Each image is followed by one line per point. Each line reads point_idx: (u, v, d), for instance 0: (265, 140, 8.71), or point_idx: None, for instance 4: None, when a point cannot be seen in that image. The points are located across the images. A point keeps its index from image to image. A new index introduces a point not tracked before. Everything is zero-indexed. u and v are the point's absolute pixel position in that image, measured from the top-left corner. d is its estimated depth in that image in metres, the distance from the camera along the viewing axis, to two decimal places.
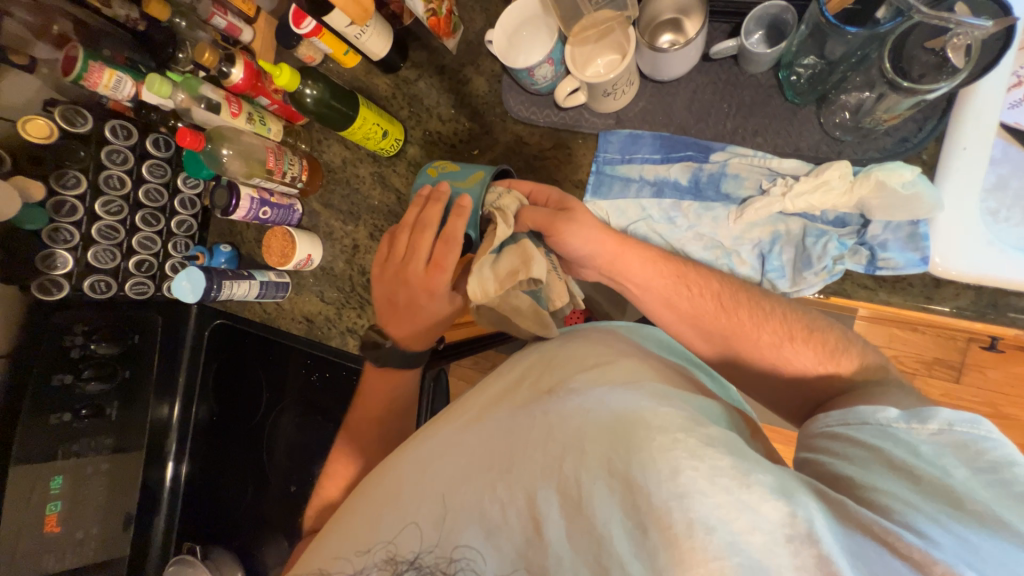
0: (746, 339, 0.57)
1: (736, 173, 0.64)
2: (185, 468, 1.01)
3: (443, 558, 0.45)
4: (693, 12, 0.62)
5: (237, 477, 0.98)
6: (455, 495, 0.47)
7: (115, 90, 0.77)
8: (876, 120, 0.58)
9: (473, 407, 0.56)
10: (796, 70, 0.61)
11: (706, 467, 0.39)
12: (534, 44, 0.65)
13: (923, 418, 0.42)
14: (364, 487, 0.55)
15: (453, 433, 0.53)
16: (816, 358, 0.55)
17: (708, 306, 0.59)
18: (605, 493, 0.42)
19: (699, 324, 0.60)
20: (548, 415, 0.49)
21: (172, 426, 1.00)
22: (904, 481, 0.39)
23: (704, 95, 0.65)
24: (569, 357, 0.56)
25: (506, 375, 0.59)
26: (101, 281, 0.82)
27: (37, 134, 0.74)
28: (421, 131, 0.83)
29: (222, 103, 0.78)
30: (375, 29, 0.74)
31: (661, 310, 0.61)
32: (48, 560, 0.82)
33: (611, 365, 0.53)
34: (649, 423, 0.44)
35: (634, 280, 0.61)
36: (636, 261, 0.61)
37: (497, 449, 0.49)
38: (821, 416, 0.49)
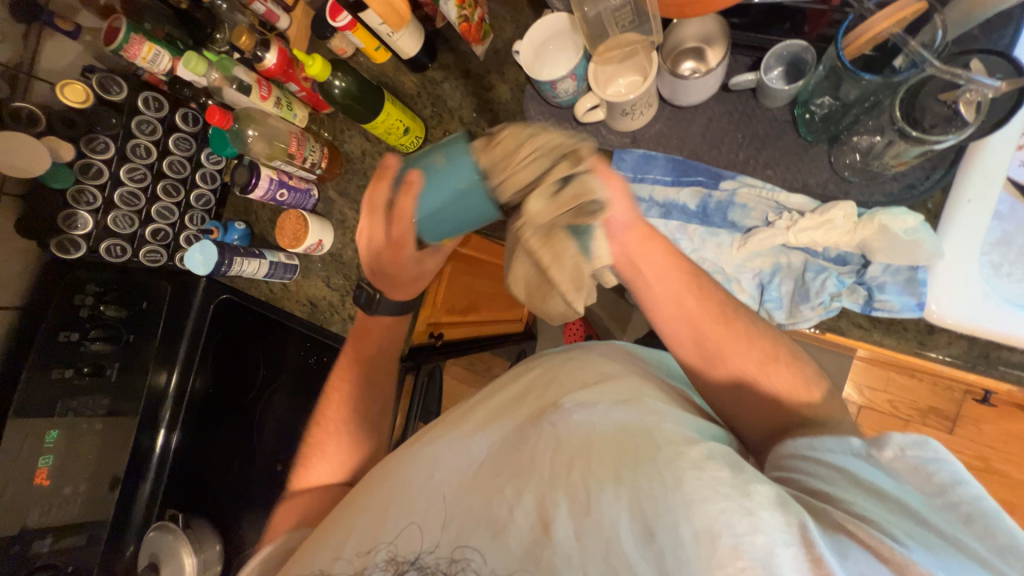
0: (734, 350, 0.56)
1: (743, 203, 0.65)
2: (175, 437, 1.03)
3: (444, 559, 0.44)
4: (716, 42, 0.62)
5: (224, 450, 1.02)
6: (463, 500, 0.47)
7: (152, 64, 0.80)
8: (884, 164, 0.59)
9: (475, 415, 0.56)
10: (811, 108, 0.61)
11: (708, 477, 0.40)
12: (559, 59, 0.67)
13: (880, 445, 0.43)
14: (365, 484, 0.55)
15: (459, 440, 0.53)
16: (789, 381, 0.55)
17: (711, 310, 0.57)
18: (613, 498, 0.42)
19: (699, 336, 0.58)
20: (557, 425, 0.49)
21: (168, 395, 1.02)
22: (872, 498, 0.41)
23: (719, 124, 0.66)
24: (571, 371, 0.56)
25: (512, 386, 0.59)
26: (117, 245, 0.85)
27: (74, 99, 0.77)
28: (442, 130, 0.86)
29: (252, 86, 0.80)
30: (407, 30, 0.78)
31: (667, 301, 0.59)
32: (34, 512, 0.84)
33: (618, 381, 0.54)
34: (653, 437, 0.45)
35: (648, 272, 0.59)
36: (654, 267, 0.59)
37: (504, 455, 0.49)
38: (788, 441, 0.49)
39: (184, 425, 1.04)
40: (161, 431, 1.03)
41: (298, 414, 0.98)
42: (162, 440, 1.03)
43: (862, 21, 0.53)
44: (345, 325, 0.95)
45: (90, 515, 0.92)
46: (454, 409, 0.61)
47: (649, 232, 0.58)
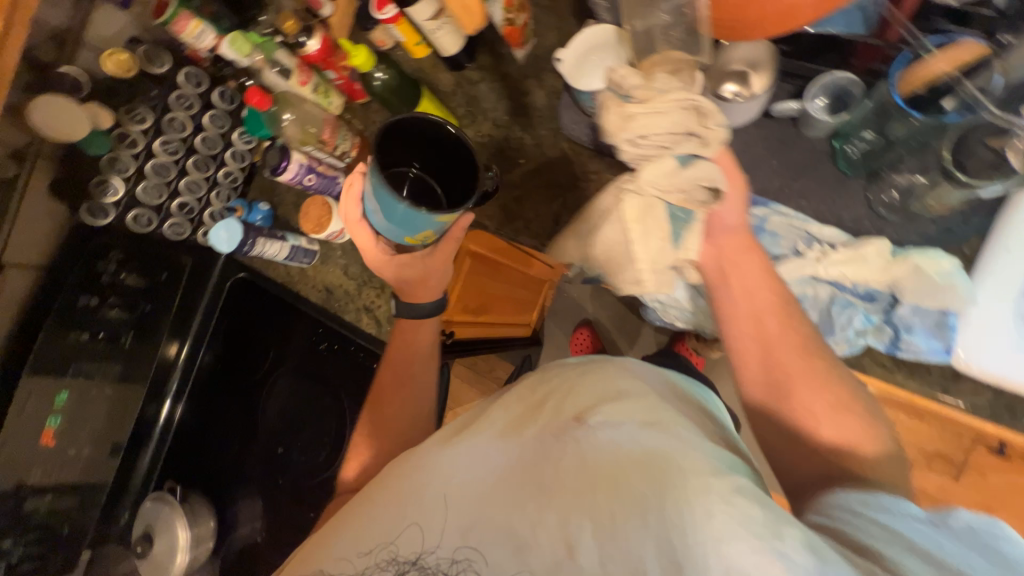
0: (807, 385, 0.53)
1: (773, 231, 0.64)
2: (180, 408, 1.04)
3: (445, 560, 0.45)
4: (763, 68, 0.60)
5: (226, 425, 1.03)
6: (483, 512, 0.46)
7: (197, 40, 0.80)
8: (924, 205, 0.60)
9: (492, 421, 0.52)
10: (852, 141, 0.61)
11: (738, 514, 0.40)
12: (599, 69, 0.67)
13: (945, 517, 0.41)
14: (381, 480, 0.53)
15: (477, 446, 0.50)
16: (857, 432, 0.50)
17: (793, 339, 0.55)
18: (639, 526, 0.41)
19: (771, 361, 0.55)
20: (581, 443, 0.47)
21: (177, 365, 1.03)
22: (926, 564, 0.37)
23: (756, 149, 0.65)
24: (597, 382, 0.52)
25: (527, 390, 0.55)
26: (144, 215, 0.86)
27: (118, 69, 0.78)
28: (474, 131, 0.87)
29: (293, 71, 0.81)
30: (451, 27, 0.78)
31: (751, 318, 0.56)
32: (36, 472, 0.83)
33: (645, 398, 0.50)
34: (683, 465, 0.43)
35: (739, 284, 0.57)
36: (746, 281, 0.57)
37: (524, 468, 0.48)
38: (839, 492, 0.46)
39: (190, 397, 1.04)
40: (167, 402, 1.03)
41: (304, 397, 1.00)
42: (167, 409, 1.03)
43: (919, 59, 0.52)
44: (358, 315, 1.02)
45: (88, 480, 0.91)
46: (466, 409, 0.58)
47: (752, 242, 0.57)
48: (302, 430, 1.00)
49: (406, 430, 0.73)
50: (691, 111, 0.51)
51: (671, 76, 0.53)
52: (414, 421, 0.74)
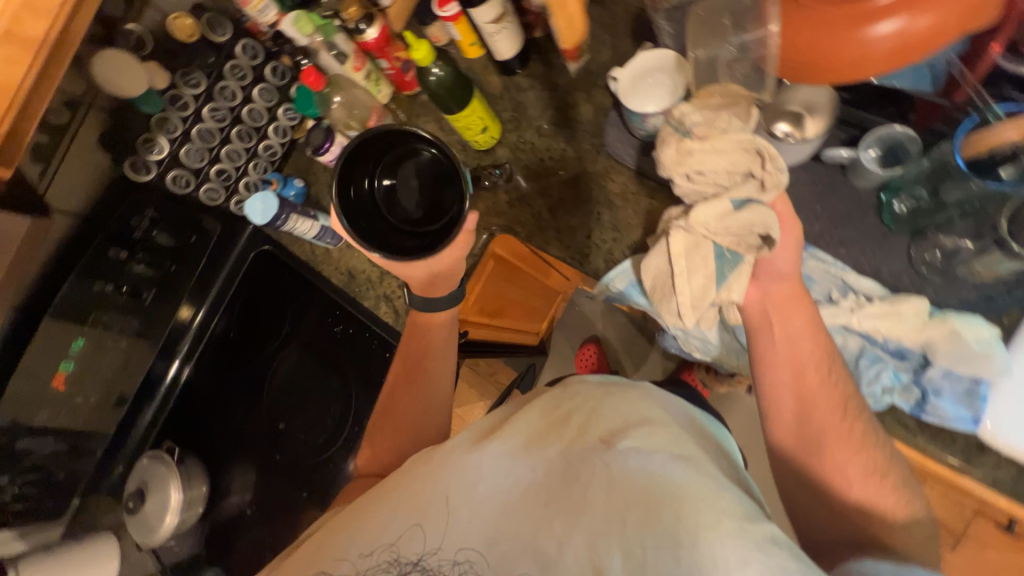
0: (840, 442, 0.55)
1: (809, 275, 0.64)
2: (186, 370, 1.02)
3: (445, 561, 0.46)
4: (820, 112, 0.60)
5: (229, 393, 1.04)
6: (507, 525, 0.46)
7: (260, 13, 0.81)
8: (971, 271, 0.59)
9: (514, 434, 0.51)
10: (901, 197, 0.62)
11: (773, 564, 0.39)
12: (655, 92, 0.66)
13: None
14: (401, 474, 0.54)
15: (500, 457, 0.50)
16: (880, 490, 0.53)
17: (830, 396, 0.56)
18: (669, 561, 0.40)
19: (804, 412, 0.57)
20: (609, 467, 0.46)
21: (191, 330, 1.02)
22: None
23: (801, 192, 0.65)
24: (623, 408, 0.51)
25: (553, 404, 0.54)
26: (182, 176, 0.88)
27: (180, 32, 0.81)
28: (516, 136, 0.87)
29: (349, 56, 0.85)
30: (509, 32, 0.79)
31: (788, 370, 0.58)
32: (43, 413, 0.84)
33: (674, 430, 0.50)
34: (716, 504, 0.42)
35: (781, 334, 0.59)
36: (790, 330, 0.58)
37: (550, 485, 0.47)
38: (871, 559, 0.45)
39: (199, 359, 1.03)
40: (176, 361, 1.02)
41: (312, 376, 1.01)
42: (173, 371, 1.02)
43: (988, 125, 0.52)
44: (377, 302, 1.00)
45: (89, 428, 0.92)
46: (489, 415, 0.58)
47: (800, 291, 0.58)
48: (306, 408, 1.01)
49: (414, 423, 0.73)
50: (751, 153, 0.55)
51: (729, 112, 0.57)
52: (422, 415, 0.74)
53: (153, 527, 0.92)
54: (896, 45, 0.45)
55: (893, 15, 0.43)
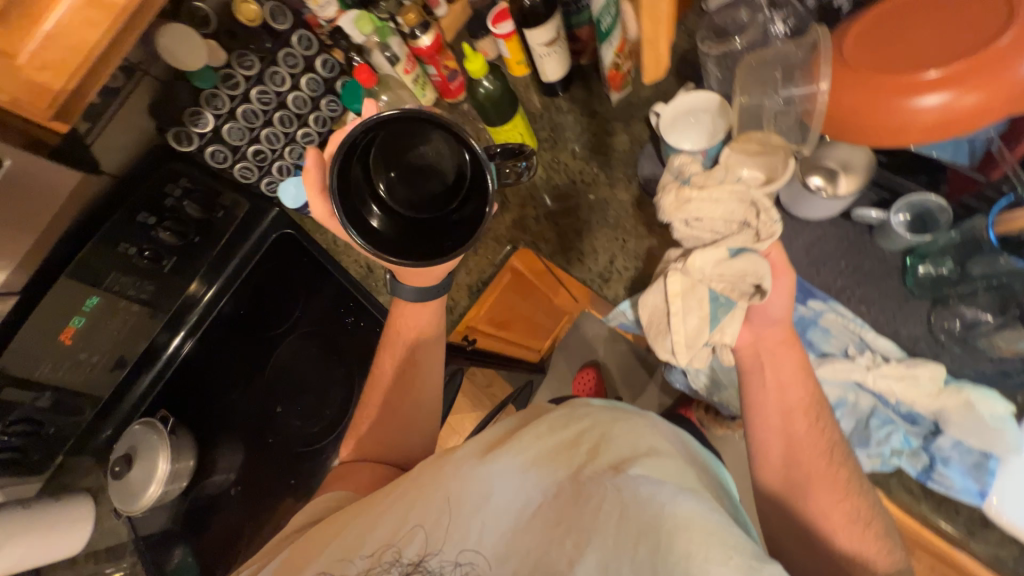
0: (824, 490, 0.54)
1: (826, 327, 0.65)
2: (186, 345, 0.98)
3: (449, 562, 0.46)
4: (854, 172, 0.62)
5: (226, 371, 1.02)
6: (517, 540, 0.46)
7: (321, 8, 0.86)
8: (993, 345, 0.60)
9: (523, 449, 0.52)
10: (925, 263, 0.63)
11: None
12: (693, 131, 0.68)
13: None
14: (412, 478, 0.54)
15: (510, 471, 0.50)
16: (864, 542, 0.52)
17: (818, 445, 0.56)
18: None
19: (792, 458, 0.56)
20: (621, 491, 0.46)
21: (199, 307, 0.99)
22: None
23: (826, 246, 0.66)
24: (632, 436, 0.52)
25: (562, 424, 0.54)
26: (221, 152, 0.88)
27: (245, 17, 0.85)
28: (551, 156, 0.89)
29: (401, 59, 0.87)
30: (558, 55, 0.81)
31: (778, 414, 0.58)
32: (45, 366, 0.84)
33: (680, 465, 0.50)
34: (727, 540, 0.42)
35: (773, 376, 0.59)
36: (785, 372, 0.58)
37: (559, 504, 0.47)
38: None
39: (203, 336, 0.99)
40: (179, 335, 0.98)
41: (318, 364, 1.02)
42: (172, 345, 0.97)
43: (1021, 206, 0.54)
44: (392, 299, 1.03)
45: (88, 386, 0.91)
46: (498, 428, 0.59)
47: (792, 336, 0.58)
48: (306, 394, 1.02)
49: (413, 420, 0.74)
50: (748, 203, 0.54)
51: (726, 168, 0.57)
52: (422, 414, 0.75)
53: (134, 495, 0.90)
54: (937, 117, 0.46)
55: (938, 89, 0.45)
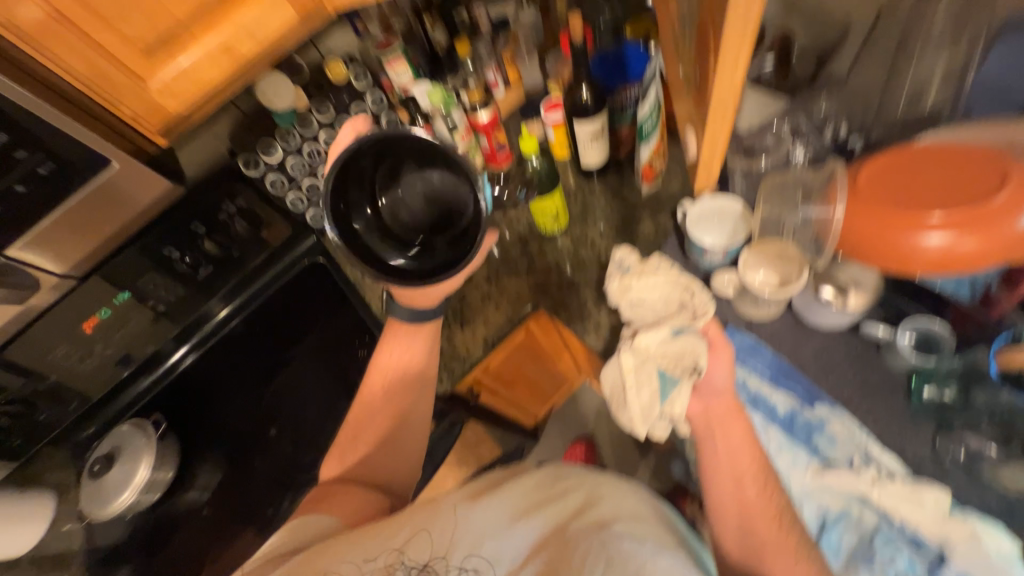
0: (776, 557, 0.54)
1: (832, 435, 0.66)
2: (184, 361, 0.87)
3: (453, 566, 0.49)
4: (865, 289, 0.65)
5: (227, 395, 0.91)
6: None
7: (397, 77, 0.98)
8: (997, 479, 0.60)
9: (508, 501, 0.53)
10: (928, 387, 0.64)
11: None
12: (716, 231, 0.73)
13: None
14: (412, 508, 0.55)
15: (502, 517, 0.51)
16: None
17: (763, 507, 0.57)
18: None
19: (745, 521, 0.57)
20: (607, 547, 0.47)
21: (209, 322, 0.89)
22: None
23: (834, 354, 0.70)
24: (617, 497, 0.52)
25: (549, 478, 0.54)
26: (278, 180, 0.96)
27: (333, 75, 0.98)
28: (580, 231, 0.97)
29: (460, 129, 0.98)
30: (600, 144, 0.91)
31: (728, 478, 0.59)
32: (59, 350, 0.81)
33: (664, 529, 0.50)
34: None
35: (723, 443, 0.60)
36: (732, 436, 0.60)
37: (547, 555, 0.49)
38: None
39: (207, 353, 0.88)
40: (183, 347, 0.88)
41: (325, 392, 1.01)
42: (172, 360, 0.87)
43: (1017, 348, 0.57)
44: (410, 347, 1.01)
45: (80, 383, 0.84)
46: (491, 474, 0.60)
47: (737, 406, 0.62)
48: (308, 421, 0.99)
49: (408, 466, 0.72)
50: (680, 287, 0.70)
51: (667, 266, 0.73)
52: (417, 459, 0.74)
53: (105, 498, 0.84)
54: (937, 255, 0.52)
55: (940, 232, 0.51)
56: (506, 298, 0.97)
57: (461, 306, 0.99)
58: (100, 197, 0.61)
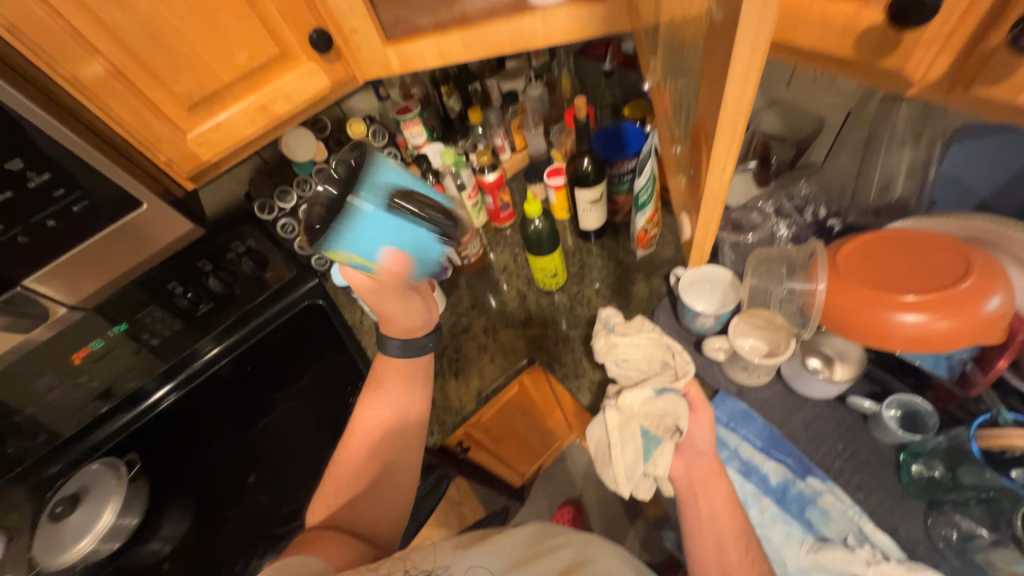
0: None
1: (825, 509, 0.66)
2: (167, 399, 0.82)
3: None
4: (849, 362, 0.69)
5: (209, 432, 0.83)
6: None
7: (412, 138, 1.06)
8: (990, 563, 0.58)
9: (492, 557, 0.51)
10: (918, 462, 0.64)
11: None
12: (706, 297, 0.78)
13: None
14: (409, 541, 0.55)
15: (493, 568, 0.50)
16: None
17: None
18: None
19: None
20: None
21: (199, 362, 0.86)
22: None
23: (823, 425, 0.70)
24: (604, 558, 0.55)
25: (537, 539, 0.55)
26: (288, 224, 0.99)
27: (352, 132, 1.02)
28: (576, 289, 1.01)
29: (468, 188, 1.04)
30: (598, 210, 0.97)
31: (710, 541, 0.58)
32: (44, 380, 0.77)
33: None
34: None
35: (705, 503, 0.61)
36: (711, 495, 0.62)
37: None
38: None
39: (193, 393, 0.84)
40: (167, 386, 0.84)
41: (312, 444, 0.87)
42: (155, 398, 0.82)
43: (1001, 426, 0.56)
44: None
45: (53, 418, 0.77)
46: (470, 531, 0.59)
47: (717, 465, 0.64)
48: (289, 473, 0.85)
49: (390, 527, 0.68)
50: (664, 348, 0.73)
51: (655, 333, 0.75)
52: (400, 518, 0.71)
53: (62, 545, 0.68)
54: (915, 333, 0.55)
55: (915, 312, 0.55)
56: (500, 350, 0.97)
57: (457, 356, 0.98)
58: (123, 236, 0.64)
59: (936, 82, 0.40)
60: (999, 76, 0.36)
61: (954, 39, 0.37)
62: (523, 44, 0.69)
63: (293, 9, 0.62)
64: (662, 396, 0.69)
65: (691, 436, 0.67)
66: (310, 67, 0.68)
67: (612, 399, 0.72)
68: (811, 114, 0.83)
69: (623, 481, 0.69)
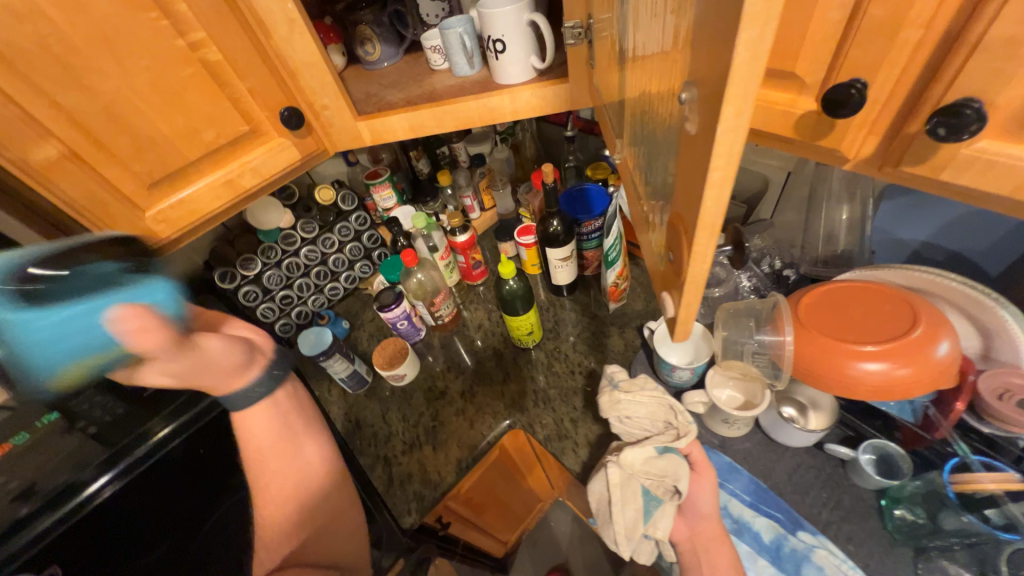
0: None
1: (821, 566, 0.64)
2: (105, 493, 0.52)
3: None
4: (822, 410, 0.71)
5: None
6: None
7: (382, 201, 1.08)
8: None
9: None
10: (900, 507, 0.65)
11: None
12: (682, 349, 0.81)
13: None
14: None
15: None
16: None
17: None
18: None
19: None
20: None
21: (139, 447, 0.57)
22: None
23: (805, 474, 0.71)
24: None
25: None
26: (251, 292, 0.95)
27: (320, 198, 1.02)
28: (553, 345, 1.01)
29: (440, 249, 1.04)
30: (570, 267, 1.00)
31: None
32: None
33: None
34: None
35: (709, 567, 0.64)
36: (716, 560, 0.64)
37: None
38: None
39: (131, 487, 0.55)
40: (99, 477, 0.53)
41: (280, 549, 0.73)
42: (91, 489, 0.52)
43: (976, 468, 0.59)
44: (372, 464, 0.90)
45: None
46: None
47: (721, 533, 0.66)
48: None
49: None
50: (667, 406, 0.72)
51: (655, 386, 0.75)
52: None
53: None
54: (879, 380, 0.58)
55: (877, 360, 0.58)
56: (480, 414, 0.93)
57: (434, 425, 0.93)
58: None
59: (867, 159, 0.46)
60: (921, 157, 0.40)
61: (879, 124, 0.42)
62: (493, 120, 0.72)
63: (264, 89, 0.63)
64: (662, 453, 0.68)
65: (696, 499, 0.68)
66: (280, 141, 0.68)
67: (614, 459, 0.70)
68: (755, 174, 0.90)
69: (623, 544, 0.66)
